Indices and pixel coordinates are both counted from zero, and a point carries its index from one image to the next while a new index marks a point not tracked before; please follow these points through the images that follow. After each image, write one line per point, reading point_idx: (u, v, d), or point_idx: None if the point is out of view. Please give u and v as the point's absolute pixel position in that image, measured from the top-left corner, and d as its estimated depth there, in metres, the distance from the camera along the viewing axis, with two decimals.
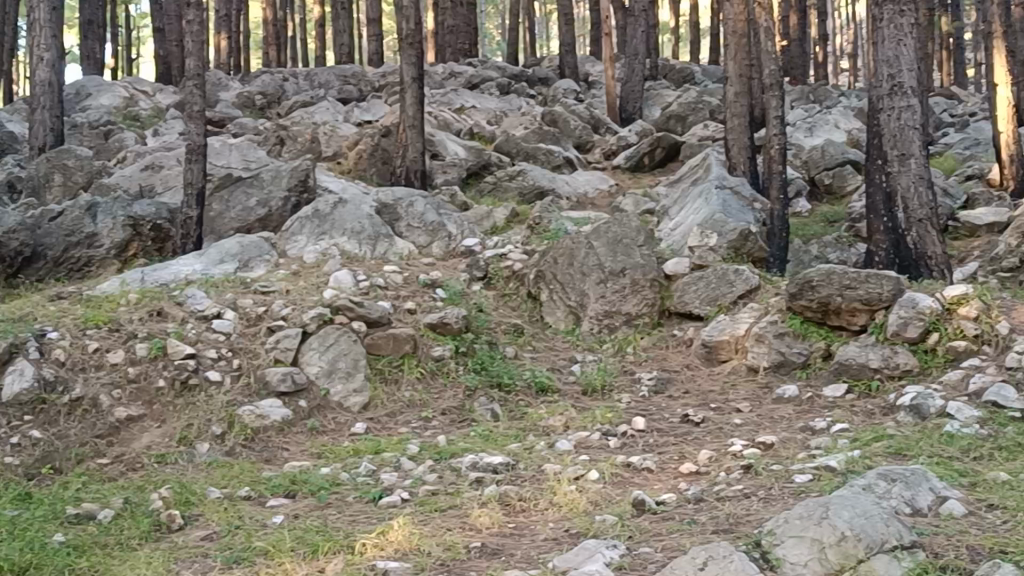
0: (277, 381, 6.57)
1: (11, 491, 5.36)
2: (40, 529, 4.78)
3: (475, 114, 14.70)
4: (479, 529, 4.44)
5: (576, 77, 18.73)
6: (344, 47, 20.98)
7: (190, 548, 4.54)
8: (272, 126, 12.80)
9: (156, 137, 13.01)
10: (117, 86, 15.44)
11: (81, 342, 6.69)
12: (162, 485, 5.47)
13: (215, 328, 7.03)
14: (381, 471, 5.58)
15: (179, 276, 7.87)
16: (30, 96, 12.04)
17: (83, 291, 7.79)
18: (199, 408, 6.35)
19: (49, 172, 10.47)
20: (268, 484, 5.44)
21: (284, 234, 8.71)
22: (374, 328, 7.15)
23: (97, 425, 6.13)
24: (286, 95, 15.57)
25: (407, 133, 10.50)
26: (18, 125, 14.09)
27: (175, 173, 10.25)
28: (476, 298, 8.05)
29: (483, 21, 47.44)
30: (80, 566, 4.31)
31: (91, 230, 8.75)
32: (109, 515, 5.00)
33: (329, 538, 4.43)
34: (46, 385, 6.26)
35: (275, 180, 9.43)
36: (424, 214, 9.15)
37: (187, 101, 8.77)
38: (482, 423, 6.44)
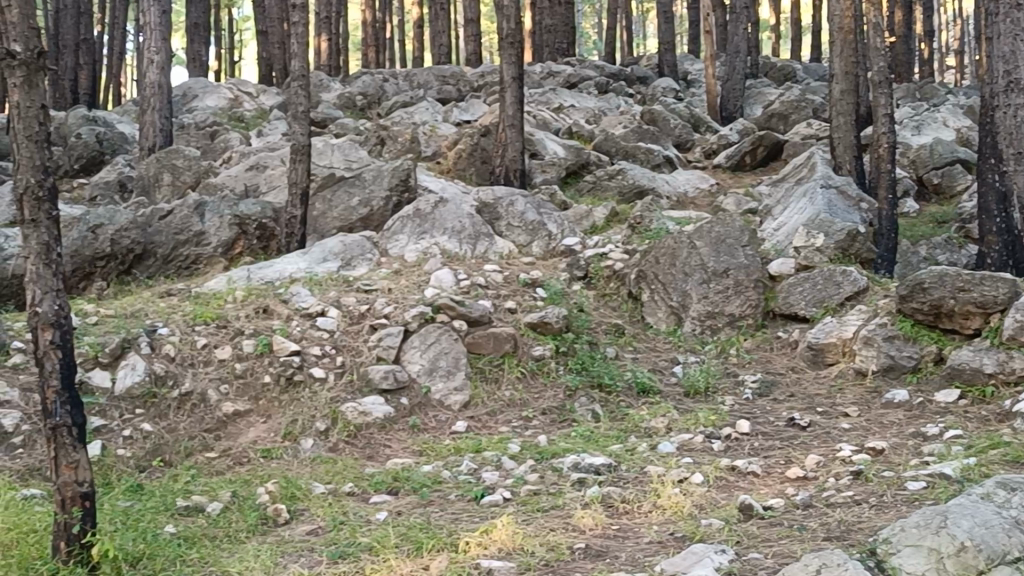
0: (379, 379, 6.61)
1: (123, 483, 5.50)
2: (152, 520, 4.88)
3: (574, 113, 14.67)
4: (583, 530, 4.41)
5: (675, 76, 18.58)
6: (442, 47, 21.13)
7: (297, 542, 4.60)
8: (373, 127, 12.95)
9: (260, 137, 13.26)
10: (223, 88, 15.79)
11: (190, 338, 6.84)
12: (268, 479, 5.55)
13: (319, 326, 7.11)
14: (482, 469, 5.59)
15: (283, 274, 8.00)
16: (140, 97, 12.37)
17: (192, 288, 7.96)
18: (304, 404, 6.44)
19: (159, 172, 10.74)
20: (372, 480, 5.49)
21: (386, 232, 8.77)
22: (475, 327, 7.16)
23: (205, 419, 6.27)
24: (386, 95, 15.74)
25: (507, 132, 10.51)
26: (128, 126, 14.49)
27: (279, 173, 10.42)
28: (577, 297, 8.02)
29: (579, 21, 47.39)
30: (191, 558, 4.40)
31: (199, 229, 8.93)
32: (218, 508, 5.10)
33: (433, 535, 4.44)
34: (157, 379, 6.41)
35: (377, 179, 9.51)
36: (525, 213, 9.14)
37: (292, 103, 8.88)
38: (583, 423, 6.41)
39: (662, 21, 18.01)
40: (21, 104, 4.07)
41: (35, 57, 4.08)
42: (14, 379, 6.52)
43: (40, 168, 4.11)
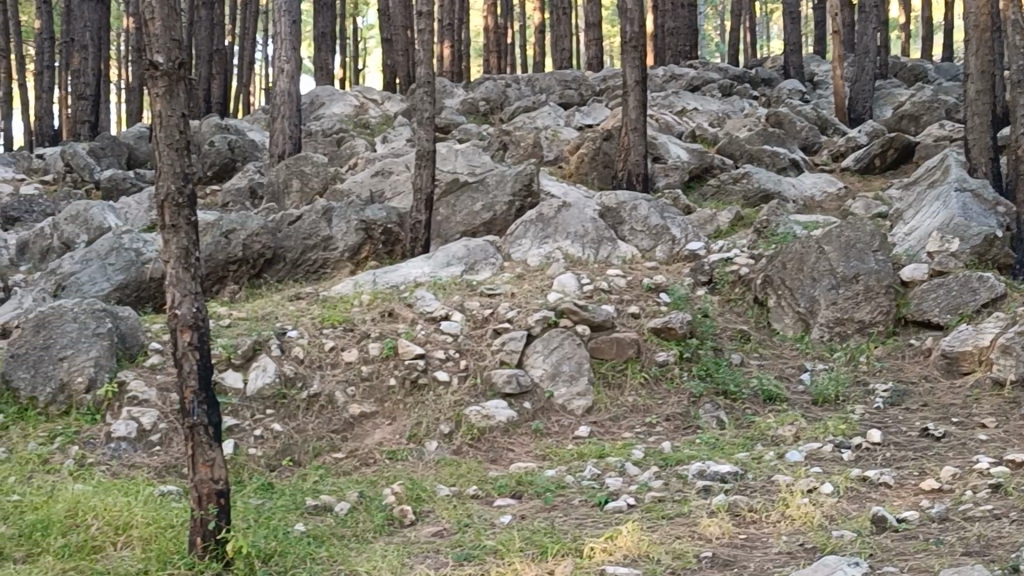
0: (502, 383, 6.64)
1: (255, 482, 5.64)
2: (283, 518, 5.00)
3: (697, 117, 14.51)
4: (710, 539, 4.36)
5: (801, 77, 18.23)
6: (564, 51, 21.15)
7: (422, 543, 4.65)
8: (496, 132, 13.03)
9: (385, 143, 13.47)
10: (349, 95, 16.09)
11: (318, 340, 6.99)
12: (394, 481, 5.63)
13: (443, 330, 7.17)
14: (606, 475, 5.56)
15: (408, 278, 8.10)
16: (271, 105, 12.70)
17: (320, 292, 8.13)
18: (429, 407, 6.50)
19: (288, 178, 11.00)
20: (495, 484, 5.52)
21: (509, 237, 8.82)
22: (598, 332, 7.15)
23: (332, 421, 6.40)
24: (509, 100, 15.82)
25: (630, 136, 10.45)
26: (259, 133, 14.89)
27: (404, 179, 10.54)
28: (701, 303, 7.92)
29: (702, 23, 46.98)
30: (320, 556, 4.49)
31: (327, 234, 9.10)
32: (346, 507, 5.19)
33: (558, 540, 4.44)
34: (287, 380, 6.58)
35: (500, 184, 9.56)
36: (649, 217, 9.06)
37: (418, 109, 8.99)
38: (707, 430, 6.33)
39: (787, 22, 17.71)
40: (163, 113, 4.23)
41: (177, 67, 4.23)
42: (152, 378, 6.74)
43: (181, 175, 4.24)
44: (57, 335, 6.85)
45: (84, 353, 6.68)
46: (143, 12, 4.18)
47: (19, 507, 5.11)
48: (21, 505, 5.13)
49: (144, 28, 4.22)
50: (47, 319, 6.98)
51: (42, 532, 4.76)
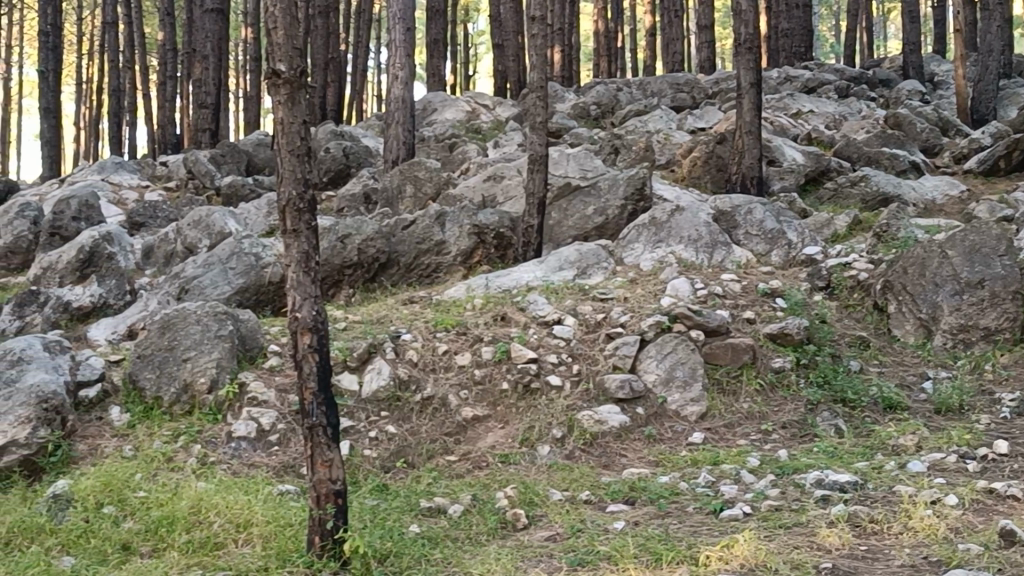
0: (615, 388, 6.61)
1: (370, 482, 5.73)
2: (398, 519, 5.06)
3: (813, 119, 14.26)
4: (829, 550, 4.26)
5: (920, 78, 17.75)
6: (676, 54, 21.00)
7: (535, 547, 4.65)
8: (607, 136, 13.02)
9: (496, 148, 13.56)
10: (461, 101, 16.22)
11: (432, 343, 7.08)
12: (507, 484, 5.65)
13: (556, 334, 7.17)
14: (721, 482, 5.49)
15: (520, 282, 8.14)
16: (385, 111, 12.87)
17: (433, 296, 8.22)
18: (541, 411, 6.51)
19: (402, 184, 11.14)
20: (609, 489, 5.49)
21: (621, 242, 8.80)
22: (713, 337, 7.06)
23: (446, 423, 6.45)
24: (620, 104, 15.75)
25: (744, 139, 10.32)
26: (373, 139, 15.11)
27: (516, 183, 10.56)
28: (819, 308, 7.77)
29: (816, 24, 46.17)
30: (434, 558, 4.53)
31: (440, 238, 9.17)
32: (459, 510, 5.22)
33: (672, 547, 4.39)
34: (401, 383, 6.67)
35: (612, 188, 9.52)
36: (764, 221, 8.92)
37: (530, 113, 8.99)
38: (825, 438, 6.20)
39: (907, 20, 17.26)
40: (284, 119, 4.30)
41: (298, 75, 4.32)
42: (271, 380, 6.91)
43: (300, 180, 4.33)
44: (181, 336, 7.06)
45: (206, 354, 6.89)
46: (266, 22, 4.28)
47: (145, 503, 5.28)
48: (147, 501, 5.30)
49: (266, 37, 4.31)
50: (172, 321, 7.20)
51: (167, 528, 4.91)
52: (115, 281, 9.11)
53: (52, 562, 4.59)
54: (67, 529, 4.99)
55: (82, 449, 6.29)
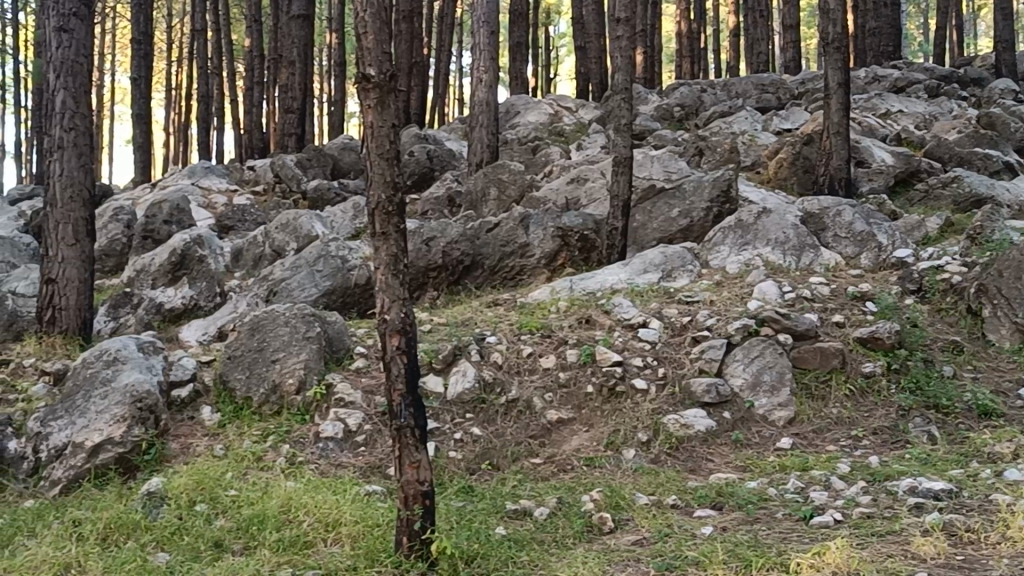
0: (701, 393, 6.55)
1: (456, 483, 5.77)
2: (484, 521, 5.08)
3: (902, 119, 13.98)
4: (924, 559, 4.17)
5: (1013, 76, 17.28)
6: (761, 55, 20.78)
7: (622, 551, 4.63)
8: (691, 137, 12.94)
9: (579, 150, 13.54)
10: (544, 104, 16.23)
11: (517, 346, 7.11)
12: (593, 488, 5.63)
13: (641, 337, 7.14)
14: (811, 488, 5.41)
15: (605, 284, 8.14)
16: (469, 115, 12.92)
17: (517, 298, 8.24)
18: (627, 414, 6.48)
19: (486, 187, 11.19)
20: (696, 494, 5.44)
21: (707, 244, 8.73)
22: (802, 341, 6.96)
23: (531, 425, 6.46)
24: (704, 105, 15.62)
25: (832, 140, 10.16)
26: (456, 143, 15.20)
27: (599, 185, 10.53)
28: (910, 312, 7.60)
29: (904, 22, 45.27)
30: (521, 560, 4.53)
31: (524, 241, 9.19)
32: (545, 513, 5.22)
33: (762, 554, 4.34)
34: (487, 386, 6.70)
35: (698, 189, 9.44)
36: (853, 223, 8.78)
37: (615, 115, 8.96)
38: (918, 445, 6.07)
39: (999, 18, 16.83)
40: (375, 123, 4.35)
41: (388, 79, 4.35)
42: (358, 381, 7.01)
43: (390, 184, 4.37)
44: (270, 338, 7.18)
45: (295, 356, 6.99)
46: (356, 27, 4.33)
47: (237, 502, 5.37)
48: (238, 500, 5.40)
49: (357, 41, 4.36)
50: (262, 323, 7.32)
51: (258, 526, 4.99)
52: (206, 283, 9.30)
53: (149, 558, 4.70)
54: (162, 526, 5.09)
55: (175, 448, 6.42)
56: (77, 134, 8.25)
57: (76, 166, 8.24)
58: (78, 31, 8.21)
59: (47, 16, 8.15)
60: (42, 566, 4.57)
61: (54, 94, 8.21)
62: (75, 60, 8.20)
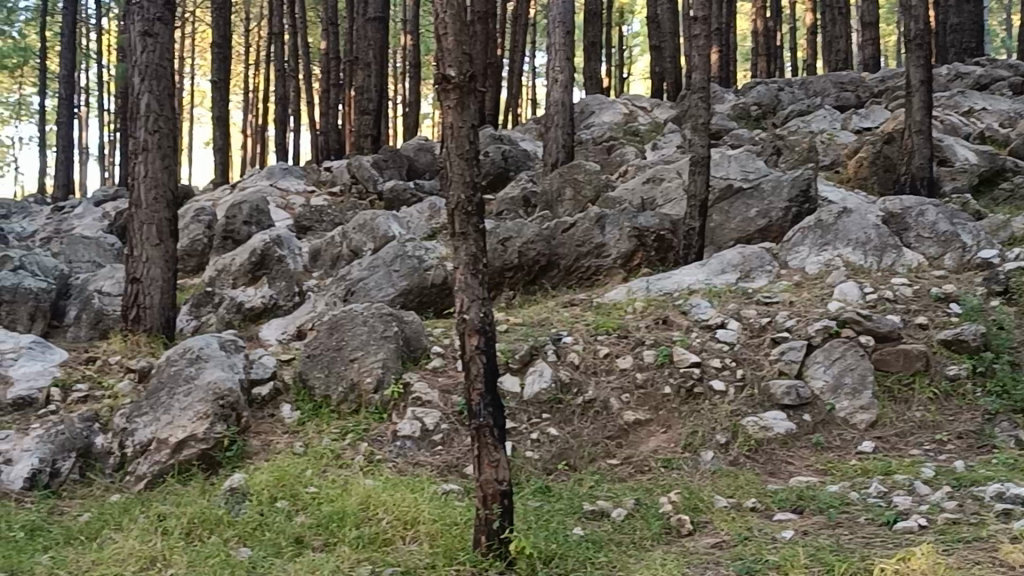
0: (781, 395, 6.48)
1: (532, 483, 5.78)
2: (562, 521, 5.08)
3: (985, 117, 13.68)
4: (1013, 566, 4.07)
5: None
6: (840, 52, 20.48)
7: (700, 554, 4.60)
8: (769, 136, 12.82)
9: (654, 150, 13.48)
10: (618, 104, 16.17)
11: (593, 347, 7.10)
12: (670, 490, 5.59)
13: (719, 338, 7.09)
14: (893, 493, 5.31)
15: (682, 284, 8.09)
16: (545, 115, 12.93)
17: (594, 298, 8.23)
18: (704, 416, 6.43)
19: (562, 187, 11.20)
20: (775, 497, 5.38)
21: (786, 245, 8.63)
22: (884, 343, 6.84)
23: (607, 427, 6.44)
24: (782, 104, 15.45)
25: (914, 139, 9.99)
26: (531, 143, 15.23)
27: (676, 185, 10.47)
28: (998, 314, 7.24)
29: (986, 18, 44.29)
30: (599, 561, 4.52)
31: (600, 241, 9.16)
32: (622, 514, 5.21)
33: (844, 559, 4.28)
34: (563, 386, 6.70)
35: (776, 189, 9.34)
36: (936, 223, 8.61)
37: (692, 114, 8.91)
38: (1006, 450, 5.92)
39: None
40: (454, 124, 4.38)
41: (468, 80, 4.37)
42: (434, 380, 7.05)
43: (469, 184, 4.39)
44: (348, 337, 7.24)
45: (373, 355, 7.06)
46: (436, 28, 4.36)
47: (317, 499, 5.44)
48: (318, 497, 5.47)
49: (437, 43, 4.40)
50: (340, 322, 7.40)
51: (338, 523, 5.04)
52: (285, 283, 9.43)
53: (231, 553, 4.78)
54: (243, 521, 5.18)
55: (255, 444, 6.52)
56: (161, 137, 8.41)
57: (160, 167, 8.40)
58: (162, 36, 8.37)
59: (132, 21, 8.34)
60: (129, 559, 4.68)
61: (139, 97, 8.39)
62: (159, 64, 8.37)
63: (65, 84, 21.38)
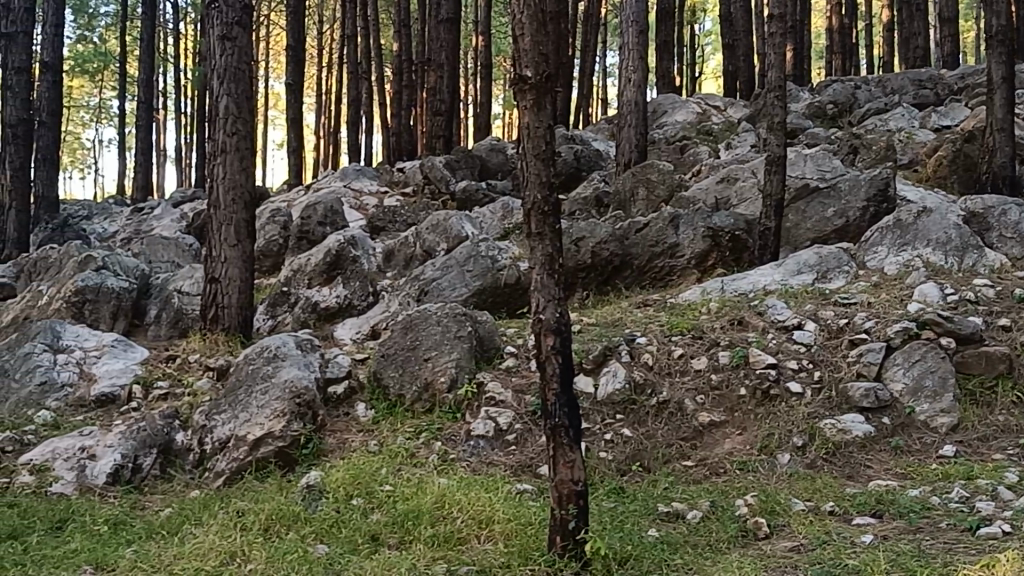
0: (859, 397, 6.39)
1: (606, 484, 5.76)
2: (636, 523, 5.06)
3: None
4: None
5: None
6: (918, 49, 20.11)
7: (778, 557, 4.55)
8: (845, 135, 12.65)
9: (728, 150, 13.37)
10: (691, 103, 16.06)
11: (667, 347, 7.07)
12: (746, 492, 5.54)
13: (796, 339, 7.01)
14: (976, 498, 5.20)
15: (758, 285, 8.02)
16: (618, 115, 12.90)
17: (668, 299, 8.18)
18: (781, 418, 6.36)
19: (635, 187, 11.16)
20: (854, 501, 5.30)
21: (864, 245, 8.51)
22: (966, 345, 6.70)
23: (681, 428, 6.40)
24: (858, 102, 15.22)
25: (996, 137, 9.78)
26: (603, 143, 15.20)
27: (750, 184, 10.37)
28: None
29: None
30: (675, 563, 4.50)
31: (674, 241, 9.11)
32: (698, 516, 5.17)
33: (927, 564, 4.20)
34: (637, 387, 6.68)
35: (854, 189, 9.20)
36: (1020, 222, 8.42)
37: (768, 113, 8.82)
38: None
39: None
40: (531, 124, 4.40)
41: (545, 81, 4.39)
42: (508, 380, 7.07)
43: (545, 184, 4.40)
44: (422, 337, 7.29)
45: (447, 354, 7.09)
46: (513, 29, 4.39)
47: (392, 497, 5.49)
48: (393, 495, 5.51)
49: (514, 43, 4.43)
50: (414, 322, 7.45)
51: (413, 521, 5.09)
52: (359, 283, 9.50)
53: (309, 549, 4.83)
54: (320, 518, 5.24)
55: (331, 443, 6.59)
56: (239, 139, 8.55)
57: (238, 169, 8.52)
58: (240, 39, 8.50)
59: (212, 25, 8.49)
60: (209, 554, 4.75)
61: (218, 100, 8.53)
62: (238, 67, 8.51)
63: (144, 88, 21.81)
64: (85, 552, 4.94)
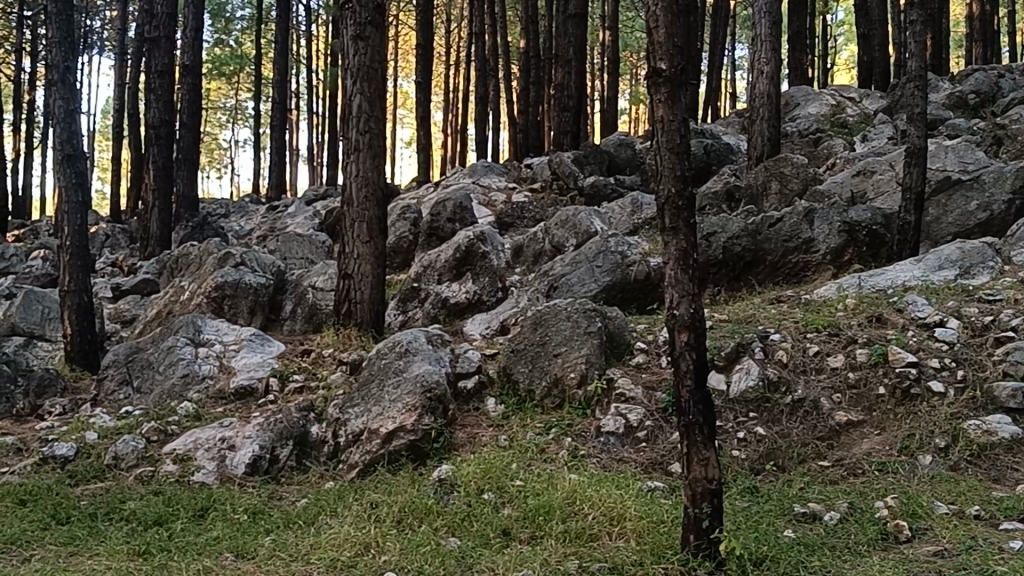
0: (1006, 397, 6.08)
1: (740, 483, 5.68)
2: (772, 523, 4.96)
3: None
4: None
5: None
6: None
7: (921, 562, 4.40)
8: (988, 126, 12.18)
9: (864, 142, 13.01)
10: (825, 96, 15.69)
11: (803, 344, 6.92)
12: (885, 494, 5.38)
13: (938, 337, 6.76)
14: None
15: (896, 282, 7.78)
16: (750, 108, 12.70)
17: (803, 294, 8.02)
18: (923, 418, 6.15)
19: (767, 181, 10.97)
20: (1001, 505, 5.09)
21: (1010, 239, 8.18)
22: None
23: (818, 427, 6.26)
24: (1003, 91, 14.65)
25: None
26: (734, 137, 14.97)
27: (889, 177, 10.07)
28: None
29: None
30: (813, 565, 4.39)
31: (808, 236, 8.91)
32: (836, 518, 5.05)
33: None
34: (771, 385, 6.56)
35: (998, 181, 8.90)
36: None
37: (907, 103, 8.56)
38: None
39: None
40: (666, 117, 4.35)
41: (679, 73, 4.34)
42: (638, 377, 7.00)
43: (680, 177, 4.35)
44: (553, 332, 7.30)
45: (576, 351, 7.07)
46: (648, 22, 4.36)
47: (522, 492, 5.49)
48: (524, 490, 5.52)
49: (649, 37, 4.40)
50: (545, 317, 7.47)
51: (544, 517, 5.08)
52: (489, 279, 9.52)
53: (441, 542, 4.87)
54: (452, 512, 5.28)
55: (461, 437, 6.64)
56: (372, 137, 8.68)
57: (371, 166, 8.66)
58: (373, 39, 8.63)
59: (345, 25, 8.65)
60: (344, 545, 4.84)
61: (352, 98, 8.68)
62: (371, 66, 8.64)
63: (279, 89, 22.35)
64: (226, 540, 5.08)
